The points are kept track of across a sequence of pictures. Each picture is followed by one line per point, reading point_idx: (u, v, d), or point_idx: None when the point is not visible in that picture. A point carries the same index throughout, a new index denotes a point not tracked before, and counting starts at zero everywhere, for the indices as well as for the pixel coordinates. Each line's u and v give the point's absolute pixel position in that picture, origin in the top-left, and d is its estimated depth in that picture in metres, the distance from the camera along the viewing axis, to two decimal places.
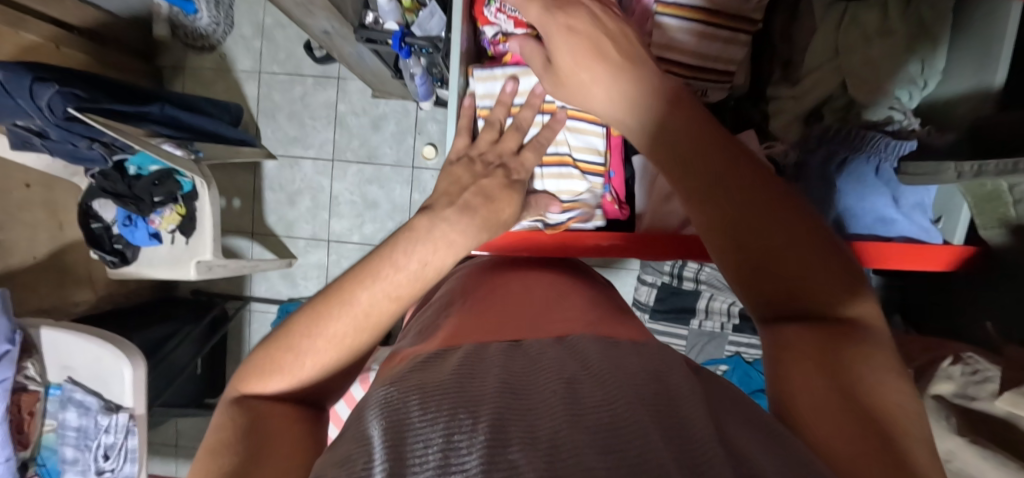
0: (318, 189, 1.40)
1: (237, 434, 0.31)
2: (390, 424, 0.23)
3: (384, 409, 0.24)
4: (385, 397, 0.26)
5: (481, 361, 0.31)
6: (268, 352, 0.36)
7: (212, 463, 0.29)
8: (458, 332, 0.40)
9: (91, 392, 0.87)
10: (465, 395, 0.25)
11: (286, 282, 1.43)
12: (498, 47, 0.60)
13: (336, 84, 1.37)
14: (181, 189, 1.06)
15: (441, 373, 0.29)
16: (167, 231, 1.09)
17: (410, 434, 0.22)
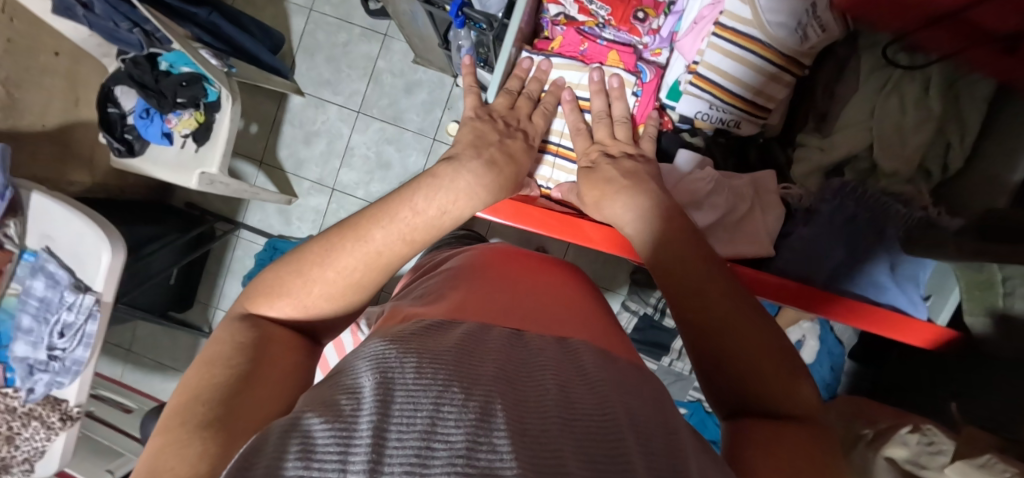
0: (336, 135, 1.41)
1: (238, 352, 0.33)
2: (381, 380, 0.27)
3: (385, 367, 0.28)
4: (380, 354, 0.30)
5: (481, 343, 0.35)
6: (275, 279, 0.38)
7: (207, 373, 0.32)
8: (465, 305, 0.44)
9: (64, 267, 0.86)
10: (457, 373, 0.29)
11: (280, 218, 1.43)
12: (555, 27, 0.66)
13: (382, 40, 1.38)
14: (206, 96, 1.07)
15: (441, 344, 0.33)
16: (181, 135, 1.09)
17: (405, 394, 0.26)
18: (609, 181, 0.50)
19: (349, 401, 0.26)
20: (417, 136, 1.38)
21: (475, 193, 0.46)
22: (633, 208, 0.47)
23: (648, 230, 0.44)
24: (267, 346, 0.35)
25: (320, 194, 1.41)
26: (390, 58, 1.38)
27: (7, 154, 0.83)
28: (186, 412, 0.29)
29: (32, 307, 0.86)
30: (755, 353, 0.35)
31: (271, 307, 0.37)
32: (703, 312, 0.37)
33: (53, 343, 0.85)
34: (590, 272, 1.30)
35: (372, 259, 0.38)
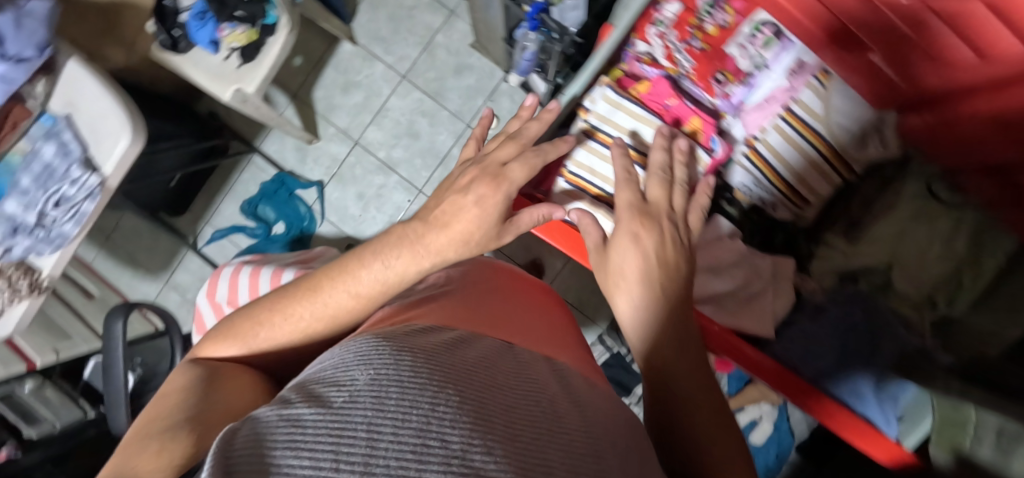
0: (375, 92, 1.41)
1: (192, 384, 0.45)
2: (375, 384, 0.28)
3: (376, 369, 0.30)
4: (372, 360, 0.31)
5: (469, 355, 0.36)
6: (233, 326, 0.52)
7: (168, 399, 0.43)
8: (460, 320, 0.49)
9: (78, 140, 0.84)
10: (448, 377, 0.30)
11: (296, 155, 1.42)
12: (637, 64, 0.74)
13: (447, 16, 1.39)
14: (265, 18, 1.07)
15: (433, 353, 0.34)
16: (229, 47, 1.08)
17: (396, 395, 0.27)
18: (637, 261, 0.53)
19: (341, 397, 0.27)
20: (452, 117, 1.38)
21: (415, 250, 0.54)
22: (644, 298, 0.51)
23: (666, 325, 0.50)
24: (217, 372, 0.47)
25: (341, 144, 1.41)
26: (449, 35, 1.39)
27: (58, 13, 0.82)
28: (151, 425, 0.40)
29: (31, 168, 0.84)
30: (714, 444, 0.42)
31: (229, 345, 0.51)
32: (677, 402, 0.45)
33: (41, 211, 0.83)
34: (578, 300, 1.31)
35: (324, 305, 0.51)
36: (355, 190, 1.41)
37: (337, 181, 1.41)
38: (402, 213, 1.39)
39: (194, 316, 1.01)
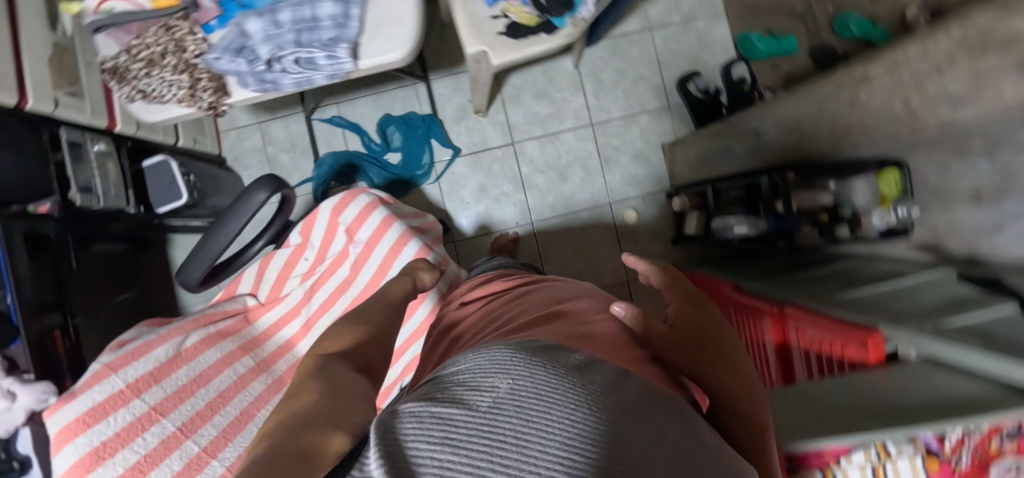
0: (560, 116, 1.40)
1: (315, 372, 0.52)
2: (512, 394, 0.37)
3: (508, 378, 0.39)
4: (505, 365, 0.40)
5: (586, 362, 0.43)
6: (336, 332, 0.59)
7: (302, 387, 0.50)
8: (559, 305, 0.64)
9: (355, 25, 0.77)
10: (564, 379, 0.38)
11: (456, 111, 1.38)
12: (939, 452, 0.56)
13: (662, 107, 1.41)
14: (556, 19, 1.03)
15: (557, 361, 0.41)
16: (506, 14, 1.04)
17: (525, 399, 0.36)
18: (678, 319, 0.55)
19: (485, 399, 0.37)
20: (602, 188, 1.40)
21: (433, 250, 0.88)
22: (678, 334, 0.53)
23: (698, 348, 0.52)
24: (334, 366, 0.52)
25: (498, 134, 1.39)
26: (651, 124, 1.41)
27: None
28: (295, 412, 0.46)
29: (293, 8, 0.76)
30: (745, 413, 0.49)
31: (339, 340, 0.58)
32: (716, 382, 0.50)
33: (272, 54, 0.76)
34: None
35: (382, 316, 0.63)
36: (481, 178, 1.38)
37: (472, 160, 1.38)
38: (502, 228, 1.38)
39: (308, 216, 0.97)
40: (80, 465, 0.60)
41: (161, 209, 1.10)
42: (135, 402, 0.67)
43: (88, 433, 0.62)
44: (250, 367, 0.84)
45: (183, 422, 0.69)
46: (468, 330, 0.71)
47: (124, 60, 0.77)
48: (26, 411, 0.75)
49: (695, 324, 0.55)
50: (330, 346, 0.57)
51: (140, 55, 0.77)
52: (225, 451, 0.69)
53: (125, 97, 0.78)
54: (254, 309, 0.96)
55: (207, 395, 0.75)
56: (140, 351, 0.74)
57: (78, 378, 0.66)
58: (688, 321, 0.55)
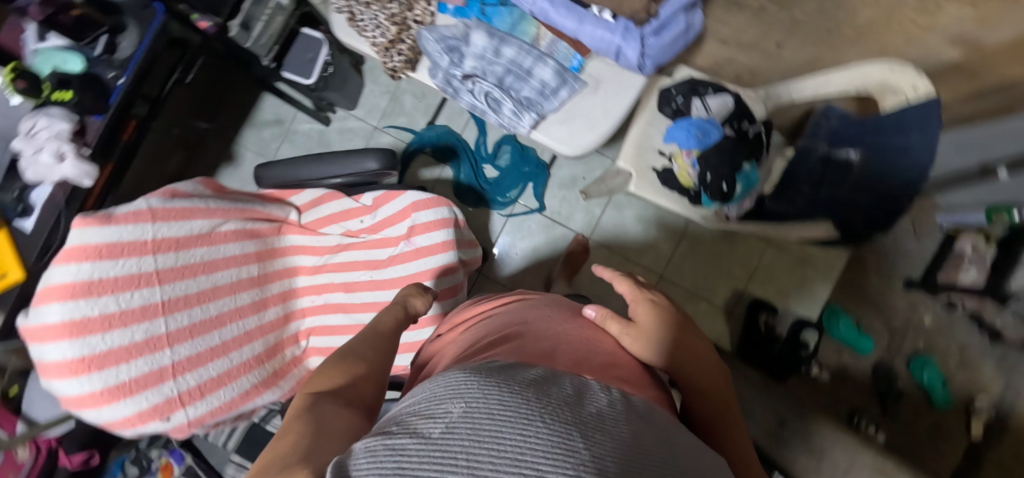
0: (641, 249, 1.40)
1: (302, 412, 0.48)
2: (466, 414, 0.32)
3: (462, 401, 0.33)
4: (460, 383, 0.35)
5: (548, 380, 0.39)
6: (324, 370, 0.56)
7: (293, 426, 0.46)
8: (527, 312, 0.63)
9: (553, 104, 0.77)
10: (521, 395, 0.33)
11: (568, 178, 1.37)
12: None
13: (723, 311, 1.41)
14: (704, 198, 1.01)
15: (518, 380, 0.37)
16: (669, 157, 1.02)
17: (479, 419, 0.31)
18: (649, 318, 0.61)
19: (437, 425, 0.32)
20: None
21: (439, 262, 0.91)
22: (652, 338, 0.59)
23: (673, 350, 0.58)
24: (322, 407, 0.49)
25: (583, 222, 1.38)
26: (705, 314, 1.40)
27: (675, 38, 0.73)
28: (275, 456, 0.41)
29: (523, 50, 0.77)
30: (712, 391, 0.57)
31: (329, 376, 0.55)
32: (692, 376, 0.57)
33: (479, 72, 0.77)
34: None
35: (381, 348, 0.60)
36: (542, 244, 1.36)
37: (547, 224, 1.38)
38: None
39: (392, 191, 0.96)
40: (66, 289, 0.61)
41: (286, 74, 1.11)
42: (148, 259, 0.69)
43: (95, 264, 0.63)
44: (251, 276, 0.86)
45: (169, 298, 0.71)
46: (447, 347, 0.65)
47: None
48: (72, 175, 0.78)
49: (664, 324, 0.61)
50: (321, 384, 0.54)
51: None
52: (182, 346, 0.72)
53: (335, 6, 0.79)
54: (291, 225, 0.96)
55: (203, 283, 0.76)
56: (185, 213, 0.74)
57: (120, 205, 0.67)
58: (645, 322, 0.60)
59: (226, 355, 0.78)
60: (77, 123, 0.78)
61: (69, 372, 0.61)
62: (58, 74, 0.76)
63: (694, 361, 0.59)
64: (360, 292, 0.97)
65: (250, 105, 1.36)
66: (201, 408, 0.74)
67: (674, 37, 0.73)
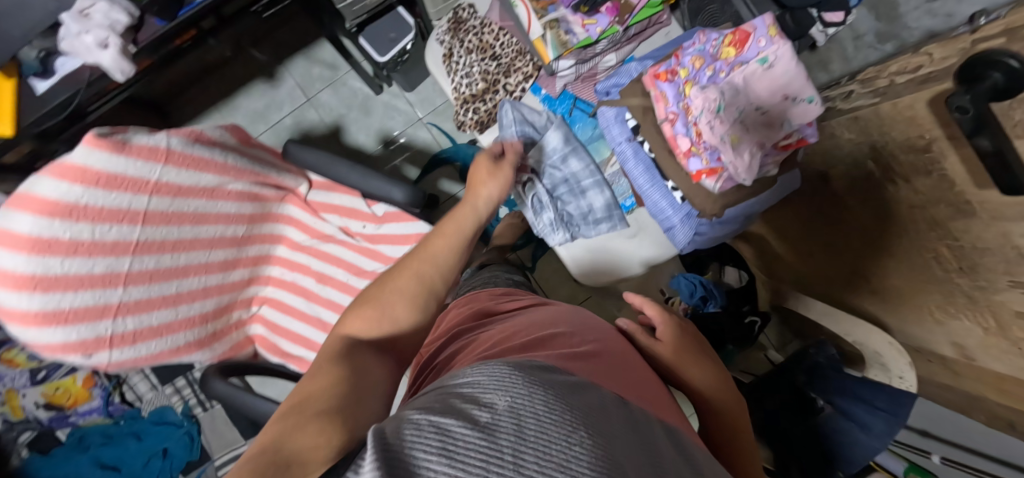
0: None
1: (331, 359, 0.47)
2: (513, 405, 0.30)
3: (508, 394, 0.32)
4: (503, 374, 0.34)
5: (589, 392, 0.37)
6: (357, 309, 0.54)
7: (320, 372, 0.45)
8: (560, 320, 0.58)
9: (591, 228, 0.76)
10: (565, 401, 0.32)
11: None
12: None
13: None
14: None
15: (564, 385, 0.35)
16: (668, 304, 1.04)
17: (526, 417, 0.30)
18: (671, 332, 0.67)
19: (481, 410, 0.30)
20: None
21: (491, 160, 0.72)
22: (681, 358, 0.65)
23: (694, 369, 0.64)
24: (363, 360, 0.48)
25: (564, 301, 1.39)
26: None
27: (727, 236, 0.71)
28: (299, 403, 0.40)
29: (588, 169, 0.77)
30: (730, 402, 0.63)
31: (362, 318, 0.53)
32: (712, 395, 0.63)
33: (538, 169, 0.77)
34: None
35: (417, 276, 0.57)
36: None
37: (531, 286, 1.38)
38: None
39: (404, 214, 0.94)
40: (51, 207, 0.58)
41: (363, 41, 1.09)
42: (141, 199, 0.66)
43: (88, 190, 0.60)
44: (233, 236, 0.84)
45: (145, 239, 0.69)
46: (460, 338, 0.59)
47: (472, 27, 0.78)
48: (105, 66, 0.74)
49: (683, 342, 0.67)
50: (356, 329, 0.52)
51: (483, 38, 0.78)
52: (136, 288, 0.70)
53: (438, 37, 0.79)
54: (295, 195, 0.93)
55: (185, 232, 0.74)
56: (200, 164, 0.71)
57: (139, 136, 0.64)
58: (669, 336, 0.67)
59: (174, 307, 0.76)
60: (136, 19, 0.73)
61: (12, 285, 0.57)
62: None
63: (712, 377, 0.64)
64: (328, 287, 0.98)
65: (313, 39, 1.33)
66: (127, 354, 0.71)
67: (727, 234, 0.71)
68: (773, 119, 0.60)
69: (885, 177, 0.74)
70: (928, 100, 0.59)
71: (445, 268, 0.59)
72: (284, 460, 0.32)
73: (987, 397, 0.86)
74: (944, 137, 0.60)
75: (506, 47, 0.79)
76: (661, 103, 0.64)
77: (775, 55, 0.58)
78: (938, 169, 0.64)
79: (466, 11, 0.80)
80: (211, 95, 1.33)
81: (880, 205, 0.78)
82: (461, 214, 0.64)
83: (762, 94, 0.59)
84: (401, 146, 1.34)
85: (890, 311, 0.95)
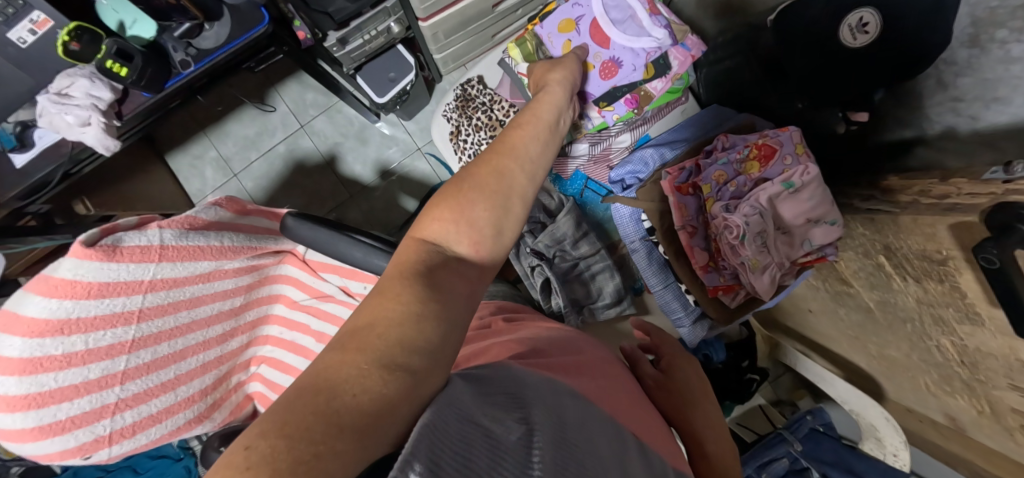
0: None
1: (413, 277, 0.38)
2: (544, 424, 0.29)
3: (534, 408, 0.30)
4: (528, 391, 0.32)
5: (603, 419, 0.37)
6: (434, 205, 0.44)
7: (395, 298, 0.35)
8: (591, 351, 0.53)
9: (601, 308, 0.77)
10: (582, 431, 0.32)
11: None
12: None
13: None
14: None
15: (582, 412, 0.35)
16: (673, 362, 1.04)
17: (556, 439, 0.29)
18: (673, 368, 0.64)
19: (516, 422, 0.28)
20: None
21: (564, 74, 0.67)
22: (676, 395, 0.61)
23: (691, 406, 0.60)
24: (445, 280, 0.39)
25: None
26: None
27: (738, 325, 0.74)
28: (365, 339, 0.33)
29: (598, 254, 0.79)
30: (724, 447, 0.56)
31: (442, 216, 0.43)
32: (706, 434, 0.57)
33: (548, 254, 0.77)
34: None
35: (500, 172, 0.46)
36: None
37: None
38: None
39: None
40: (42, 325, 0.56)
41: (360, 80, 1.05)
42: (136, 298, 0.63)
43: (78, 303, 0.57)
44: (231, 308, 0.80)
45: (141, 335, 0.66)
46: (485, 336, 0.53)
47: (481, 105, 0.87)
48: (91, 140, 0.78)
49: (683, 379, 0.63)
50: (436, 233, 0.43)
51: (492, 116, 0.86)
52: (133, 382, 0.68)
53: (447, 114, 0.91)
54: (293, 255, 0.90)
55: (182, 318, 0.71)
56: (194, 253, 0.68)
57: (131, 237, 0.60)
58: (673, 370, 0.64)
59: (173, 390, 0.74)
60: (118, 93, 0.77)
61: (7, 405, 0.57)
62: (120, 42, 0.73)
63: (709, 418, 0.59)
64: None
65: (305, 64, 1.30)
66: (126, 446, 0.72)
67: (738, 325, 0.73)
68: (793, 239, 0.60)
69: (895, 273, 0.74)
70: (950, 225, 0.59)
71: (530, 167, 0.49)
72: (332, 419, 0.28)
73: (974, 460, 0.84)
74: (961, 258, 0.59)
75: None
76: (680, 213, 0.64)
77: (802, 179, 0.58)
78: (951, 280, 0.64)
79: (475, 85, 0.89)
80: (201, 121, 1.30)
81: (886, 290, 0.78)
82: (539, 116, 0.55)
83: (787, 217, 0.59)
84: (395, 176, 1.30)
85: (886, 374, 0.93)
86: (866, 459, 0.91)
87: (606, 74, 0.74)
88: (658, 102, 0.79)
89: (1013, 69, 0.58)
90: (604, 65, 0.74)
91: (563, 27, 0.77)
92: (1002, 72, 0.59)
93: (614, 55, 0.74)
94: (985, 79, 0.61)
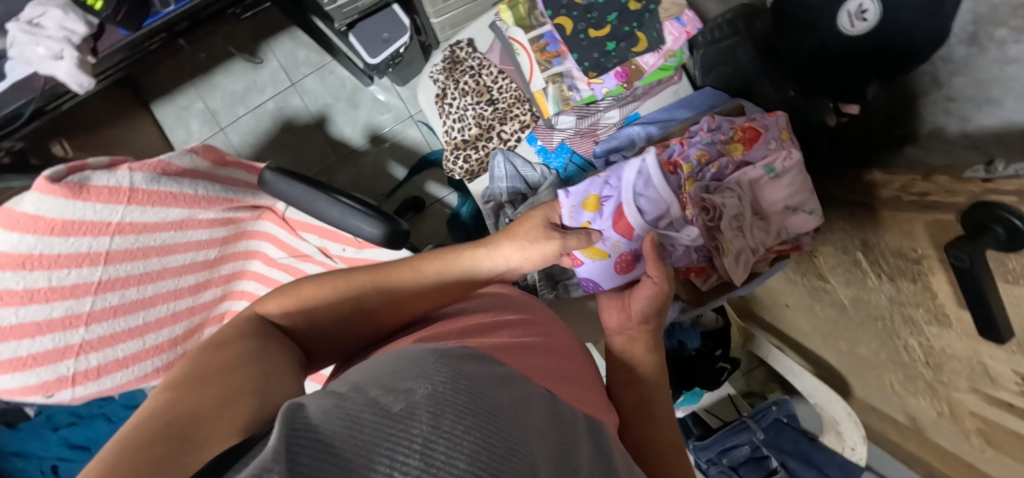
0: None
1: (237, 335, 0.41)
2: (431, 395, 0.26)
3: (429, 382, 0.27)
4: (428, 365, 0.29)
5: (523, 382, 0.33)
6: (287, 292, 0.47)
7: (222, 350, 0.38)
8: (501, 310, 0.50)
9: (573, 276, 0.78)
10: (490, 393, 0.29)
11: None
12: None
13: None
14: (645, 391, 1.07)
15: (492, 374, 0.31)
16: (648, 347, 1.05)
17: (447, 404, 0.26)
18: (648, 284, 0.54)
19: (398, 397, 0.25)
20: None
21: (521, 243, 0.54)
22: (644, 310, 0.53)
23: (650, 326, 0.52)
24: (273, 347, 0.41)
25: None
26: None
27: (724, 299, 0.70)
28: (200, 376, 0.35)
29: None
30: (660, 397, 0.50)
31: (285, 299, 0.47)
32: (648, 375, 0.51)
33: None
34: None
35: (355, 301, 0.48)
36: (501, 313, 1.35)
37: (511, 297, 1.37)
38: None
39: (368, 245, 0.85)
40: (3, 259, 0.56)
41: (353, 38, 1.02)
42: (103, 239, 0.62)
43: (42, 238, 0.57)
44: (205, 259, 0.79)
45: (108, 277, 0.65)
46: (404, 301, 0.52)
47: (469, 69, 0.87)
48: (63, 75, 0.76)
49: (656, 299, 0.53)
50: (278, 312, 0.46)
51: (479, 82, 0.87)
52: (99, 325, 0.67)
53: (431, 75, 0.89)
54: (272, 212, 0.87)
55: (151, 265, 0.70)
56: (164, 201, 0.66)
57: (99, 176, 0.59)
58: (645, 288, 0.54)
59: (141, 337, 0.73)
60: (93, 27, 0.75)
61: None
62: None
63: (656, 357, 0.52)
64: None
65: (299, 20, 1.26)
66: (90, 389, 0.71)
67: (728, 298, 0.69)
68: (770, 224, 0.62)
69: (871, 271, 0.74)
70: (927, 222, 0.59)
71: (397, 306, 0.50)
72: (187, 433, 0.28)
73: (929, 460, 0.87)
74: (935, 258, 0.59)
75: (505, 91, 0.88)
76: None
77: (783, 164, 0.61)
78: (923, 280, 0.64)
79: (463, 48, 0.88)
80: (189, 71, 1.27)
81: (862, 288, 0.78)
82: (443, 273, 0.52)
83: (766, 201, 0.61)
84: (386, 143, 1.28)
85: (854, 372, 0.94)
86: (824, 452, 0.93)
87: (620, 269, 0.65)
88: (650, 79, 0.85)
89: (1009, 70, 0.57)
90: (621, 258, 0.64)
91: (585, 202, 0.62)
92: (998, 73, 0.58)
93: (634, 250, 0.64)
94: (980, 79, 0.60)
